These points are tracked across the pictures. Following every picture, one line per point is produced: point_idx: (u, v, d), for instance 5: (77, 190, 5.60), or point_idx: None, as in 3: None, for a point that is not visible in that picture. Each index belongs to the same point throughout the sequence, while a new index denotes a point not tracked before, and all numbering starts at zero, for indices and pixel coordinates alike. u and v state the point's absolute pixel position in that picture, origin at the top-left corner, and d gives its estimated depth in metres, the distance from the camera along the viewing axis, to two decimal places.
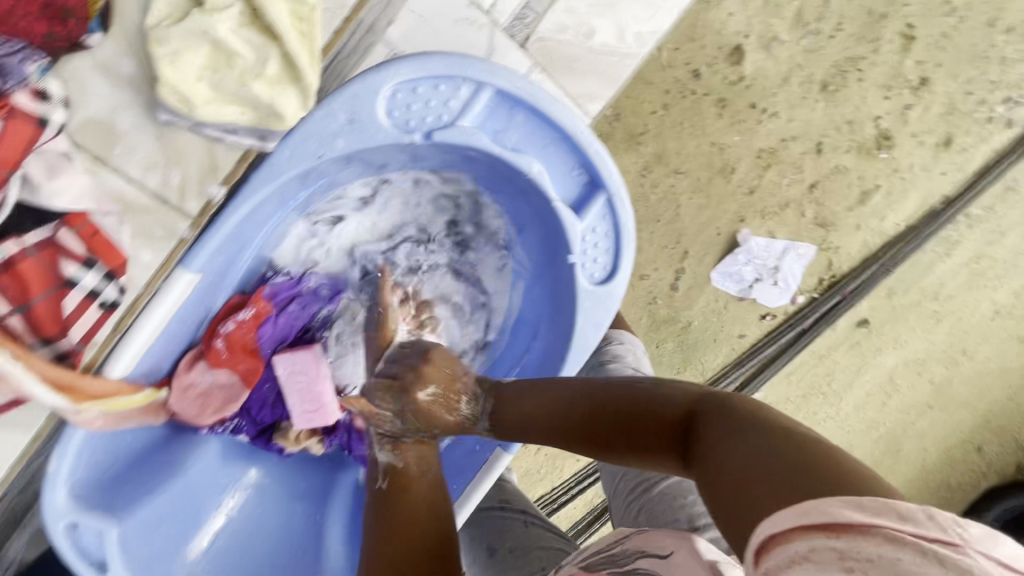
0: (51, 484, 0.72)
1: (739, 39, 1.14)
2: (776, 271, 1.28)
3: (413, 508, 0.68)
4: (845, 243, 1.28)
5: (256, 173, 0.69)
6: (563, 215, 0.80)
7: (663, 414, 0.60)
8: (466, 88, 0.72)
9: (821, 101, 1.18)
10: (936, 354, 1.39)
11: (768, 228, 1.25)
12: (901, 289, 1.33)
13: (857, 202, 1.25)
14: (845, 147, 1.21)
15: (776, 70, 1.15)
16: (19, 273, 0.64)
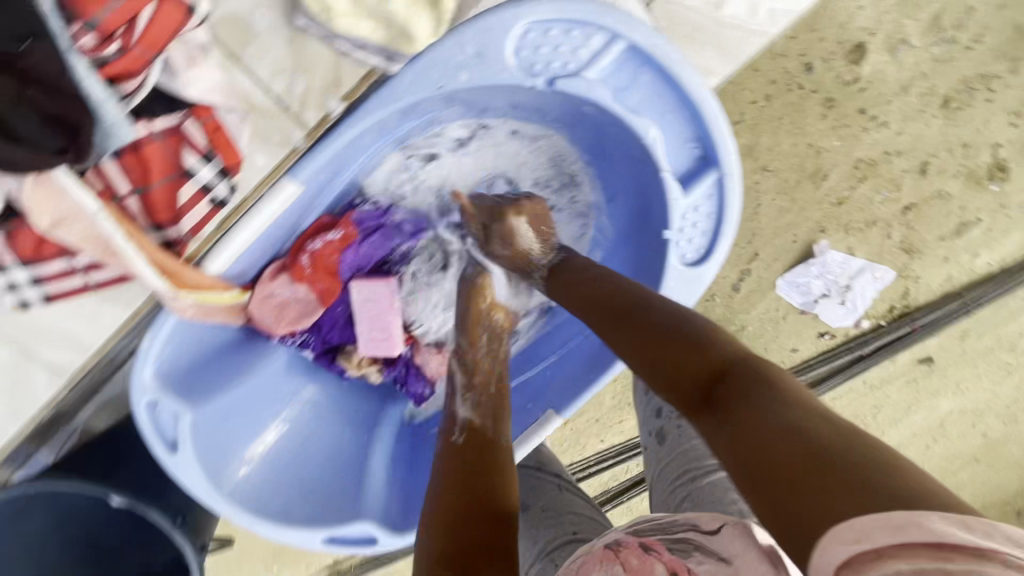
0: (142, 361, 0.77)
1: (864, 37, 1.08)
2: (846, 289, 1.20)
3: (485, 461, 0.66)
4: (927, 275, 1.20)
5: (376, 95, 0.69)
6: (669, 187, 0.78)
7: (692, 351, 0.54)
8: (599, 37, 0.69)
9: (938, 118, 1.11)
10: (998, 409, 1.33)
11: (849, 244, 1.17)
12: (976, 332, 1.26)
13: (953, 233, 1.17)
14: (954, 171, 1.14)
15: (896, 76, 1.09)
16: (144, 156, 0.66)
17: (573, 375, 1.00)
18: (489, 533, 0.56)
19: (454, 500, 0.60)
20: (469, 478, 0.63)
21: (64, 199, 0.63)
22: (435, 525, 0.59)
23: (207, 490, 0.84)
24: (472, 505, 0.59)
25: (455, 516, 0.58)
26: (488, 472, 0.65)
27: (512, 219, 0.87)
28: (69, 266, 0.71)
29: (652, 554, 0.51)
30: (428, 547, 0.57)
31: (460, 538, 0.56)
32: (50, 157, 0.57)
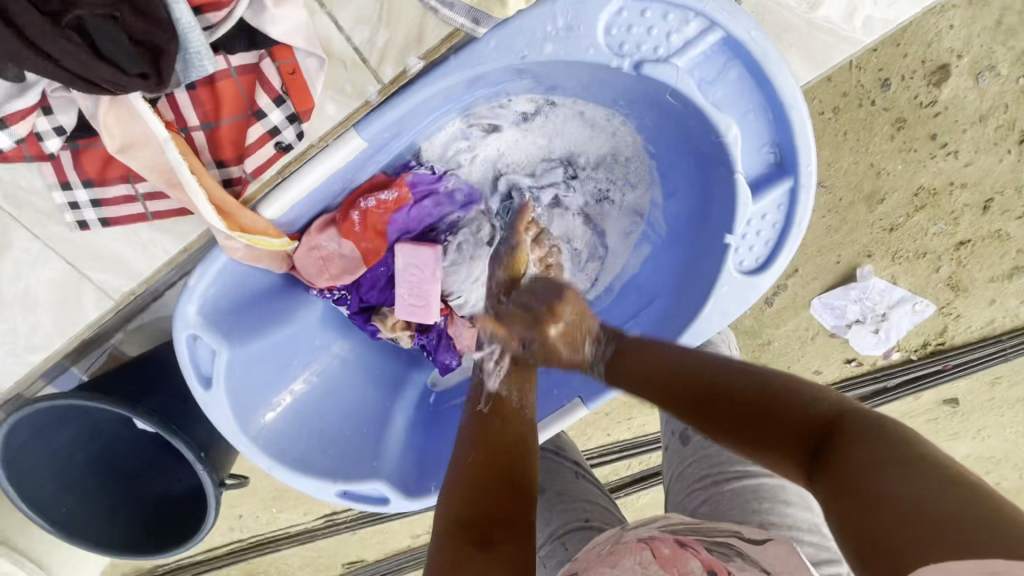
0: (188, 294, 0.78)
1: (950, 59, 0.95)
2: (881, 319, 1.16)
3: (511, 436, 0.65)
4: (969, 314, 1.15)
5: (455, 58, 0.69)
6: (741, 190, 0.74)
7: (787, 407, 0.49)
8: (696, 24, 0.66)
9: (1013, 153, 1.00)
10: (1017, 461, 1.34)
11: (892, 272, 1.11)
12: (1009, 380, 1.23)
13: (1004, 276, 1.10)
14: (1017, 213, 1.04)
15: (975, 106, 0.97)
16: (218, 92, 0.66)
17: None
18: (510, 509, 0.55)
19: (478, 470, 0.59)
20: (493, 450, 0.62)
21: (135, 124, 0.64)
22: (456, 493, 0.58)
23: (233, 428, 0.85)
24: (495, 475, 0.58)
25: (478, 487, 0.57)
26: (513, 447, 0.63)
27: (547, 329, 0.75)
28: (131, 192, 0.72)
29: (687, 549, 0.49)
30: (446, 512, 0.56)
31: (483, 509, 0.55)
32: (130, 79, 0.57)
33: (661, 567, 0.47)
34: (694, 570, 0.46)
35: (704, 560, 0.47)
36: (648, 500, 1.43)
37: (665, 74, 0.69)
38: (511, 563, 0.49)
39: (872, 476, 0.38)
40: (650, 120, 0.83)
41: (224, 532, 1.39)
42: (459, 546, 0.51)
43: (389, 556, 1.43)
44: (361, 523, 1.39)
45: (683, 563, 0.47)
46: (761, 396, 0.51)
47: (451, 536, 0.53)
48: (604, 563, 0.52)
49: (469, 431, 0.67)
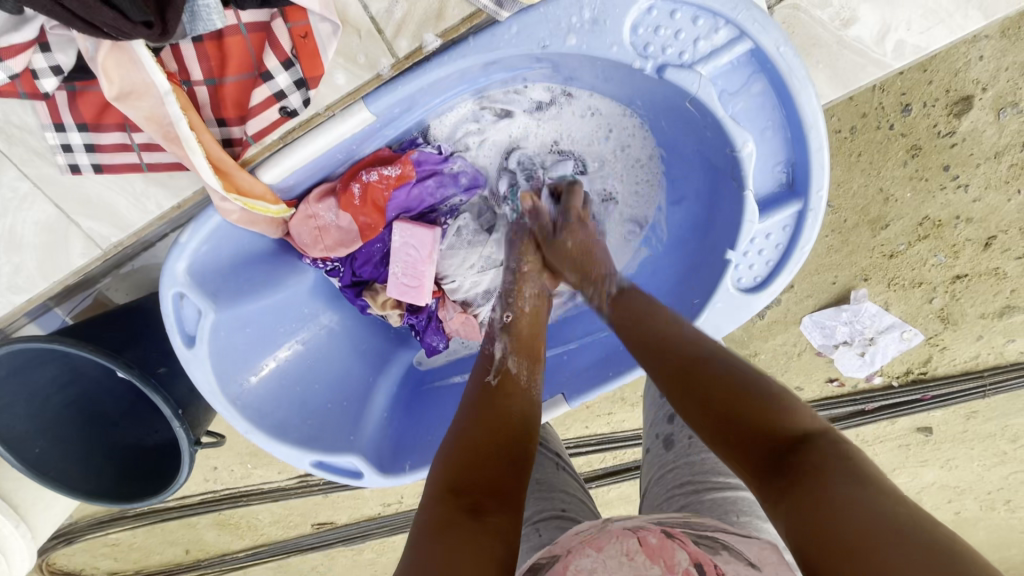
0: (178, 252, 0.77)
1: (974, 90, 0.93)
2: (869, 342, 1.16)
3: (513, 415, 0.65)
4: (955, 347, 1.15)
5: (474, 39, 0.66)
6: (749, 207, 0.73)
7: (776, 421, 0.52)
8: (724, 33, 0.64)
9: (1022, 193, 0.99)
10: (979, 493, 1.36)
11: (885, 299, 1.11)
12: (984, 417, 1.24)
13: (995, 313, 1.11)
14: (1017, 252, 1.04)
15: (993, 141, 0.96)
16: (224, 48, 0.64)
17: (587, 368, 0.97)
18: (499, 480, 0.56)
19: (477, 441, 0.60)
20: (496, 422, 0.63)
21: (136, 72, 0.62)
22: (449, 460, 0.58)
23: (214, 387, 0.84)
24: (491, 453, 0.59)
25: (471, 456, 0.58)
26: (513, 427, 0.63)
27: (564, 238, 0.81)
28: (127, 140, 0.70)
29: (675, 541, 0.50)
30: (439, 472, 0.57)
31: (475, 481, 0.55)
32: (133, 26, 0.54)
33: (649, 558, 0.48)
34: (681, 563, 0.46)
35: (692, 553, 0.47)
36: (618, 493, 1.45)
37: (687, 80, 0.66)
38: (500, 541, 0.50)
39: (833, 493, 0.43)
40: (664, 124, 0.81)
41: (199, 482, 1.40)
42: (449, 511, 0.52)
43: (358, 521, 1.45)
44: (333, 487, 1.39)
45: (670, 555, 0.47)
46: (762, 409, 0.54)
47: (439, 499, 0.54)
48: (589, 548, 0.52)
49: (474, 401, 0.67)
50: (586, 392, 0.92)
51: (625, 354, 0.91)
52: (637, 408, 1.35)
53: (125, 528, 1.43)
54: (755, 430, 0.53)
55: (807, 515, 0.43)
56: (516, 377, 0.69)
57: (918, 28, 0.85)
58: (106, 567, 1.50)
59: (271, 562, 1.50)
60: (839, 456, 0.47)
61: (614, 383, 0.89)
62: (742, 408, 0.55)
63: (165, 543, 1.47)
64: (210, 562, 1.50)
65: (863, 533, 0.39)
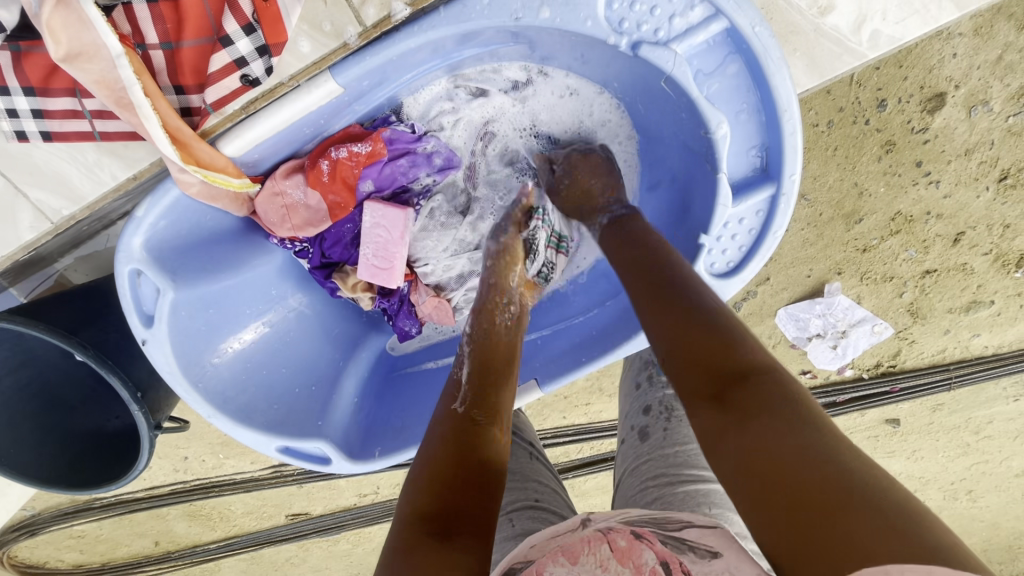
0: (133, 226, 0.73)
1: (947, 87, 0.94)
2: (841, 335, 1.18)
3: (484, 442, 0.62)
4: (923, 341, 1.18)
5: (446, 8, 0.63)
6: (722, 190, 0.72)
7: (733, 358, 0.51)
8: (700, 10, 0.62)
9: (991, 191, 1.01)
10: (943, 483, 1.40)
11: (858, 292, 1.13)
12: (950, 409, 1.27)
13: (962, 308, 1.13)
14: (984, 249, 1.06)
15: (964, 139, 0.97)
16: (182, 10, 0.61)
17: (561, 354, 0.95)
18: (469, 500, 0.54)
19: (447, 465, 0.58)
20: (466, 451, 0.60)
21: (86, 32, 0.58)
22: (423, 476, 0.57)
23: (173, 371, 0.82)
24: (462, 483, 0.56)
25: (442, 485, 0.55)
26: (484, 452, 0.60)
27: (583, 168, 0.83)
28: (77, 107, 0.66)
29: (643, 541, 0.50)
30: (412, 487, 0.56)
31: (445, 502, 0.54)
32: None
33: (620, 562, 0.48)
34: (649, 563, 0.47)
35: (659, 552, 0.48)
36: (595, 484, 1.46)
37: (661, 58, 0.64)
38: (468, 555, 0.48)
39: (775, 437, 0.43)
40: (641, 106, 0.80)
41: (167, 473, 1.36)
42: (416, 533, 0.51)
43: (332, 512, 1.43)
44: (308, 478, 1.37)
45: (638, 556, 0.48)
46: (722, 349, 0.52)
47: (412, 519, 0.52)
48: (562, 555, 0.51)
49: (443, 429, 0.64)
50: (558, 377, 0.91)
51: (602, 338, 0.91)
52: (615, 399, 1.34)
53: (90, 519, 1.38)
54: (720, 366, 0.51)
55: (755, 448, 0.44)
56: (480, 411, 0.66)
57: (893, 18, 0.87)
58: (70, 560, 1.45)
59: (242, 553, 1.47)
60: (782, 395, 0.46)
61: (587, 368, 0.88)
62: (711, 351, 0.52)
63: (133, 535, 1.43)
64: (180, 553, 1.47)
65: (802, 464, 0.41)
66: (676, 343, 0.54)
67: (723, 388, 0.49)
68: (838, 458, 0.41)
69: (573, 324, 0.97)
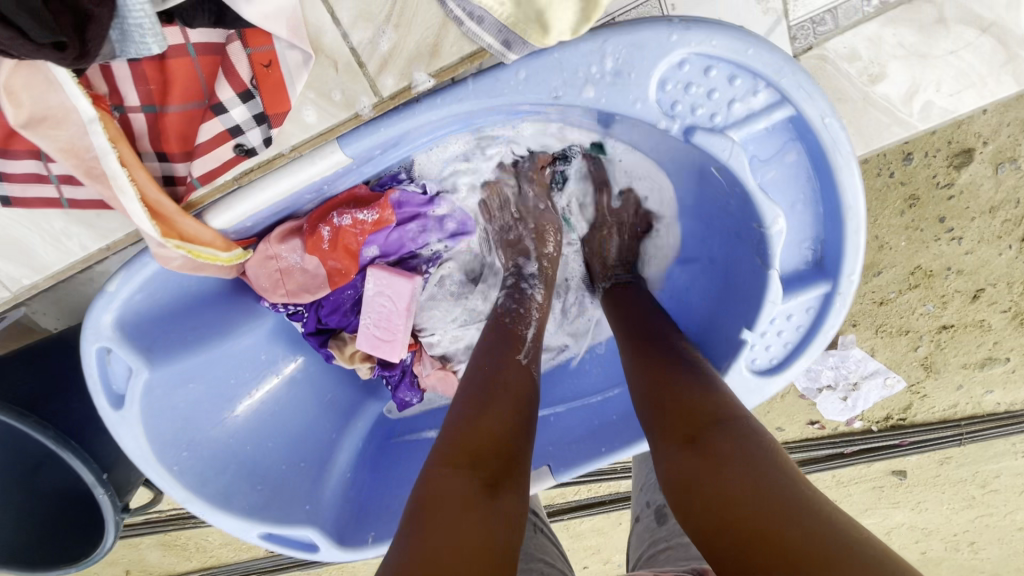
0: (104, 301, 0.65)
1: (976, 143, 0.87)
2: (852, 387, 1.09)
3: (512, 384, 0.60)
4: (935, 396, 1.11)
5: (475, 81, 0.55)
6: (774, 288, 0.64)
7: (717, 407, 0.54)
8: (763, 96, 0.54)
9: (1012, 249, 0.94)
10: (945, 534, 1.33)
11: (872, 344, 1.06)
12: (958, 462, 1.20)
13: (976, 364, 1.07)
14: (1003, 306, 1.00)
15: (989, 196, 0.91)
16: (168, 71, 0.52)
17: (575, 436, 0.87)
18: (504, 448, 0.52)
19: (506, 411, 0.56)
20: (494, 394, 0.58)
21: (52, 95, 0.50)
22: (467, 412, 0.55)
23: (145, 454, 0.73)
24: (493, 420, 0.55)
25: (468, 420, 0.54)
26: (517, 396, 0.59)
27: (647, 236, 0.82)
28: (42, 170, 0.57)
29: None
30: (449, 431, 0.54)
31: (475, 436, 0.52)
32: (38, 49, 0.41)
33: None
34: None
35: None
36: (590, 525, 1.37)
37: (717, 146, 0.56)
38: (499, 522, 0.46)
39: (760, 480, 0.46)
40: (685, 182, 0.72)
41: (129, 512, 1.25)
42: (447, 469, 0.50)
43: None
44: None
45: None
46: (707, 399, 0.55)
47: (445, 464, 0.50)
48: None
49: (481, 368, 0.62)
50: (576, 466, 0.83)
51: (623, 426, 0.82)
52: None
53: None
54: (701, 411, 0.54)
55: (730, 497, 0.46)
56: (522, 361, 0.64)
57: (948, 90, 0.80)
58: None
59: None
60: (757, 446, 0.49)
61: (609, 461, 0.79)
62: (696, 401, 0.55)
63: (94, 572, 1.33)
64: None
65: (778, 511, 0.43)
66: (660, 392, 0.58)
67: (698, 432, 0.52)
68: (812, 505, 0.43)
69: (591, 403, 0.88)
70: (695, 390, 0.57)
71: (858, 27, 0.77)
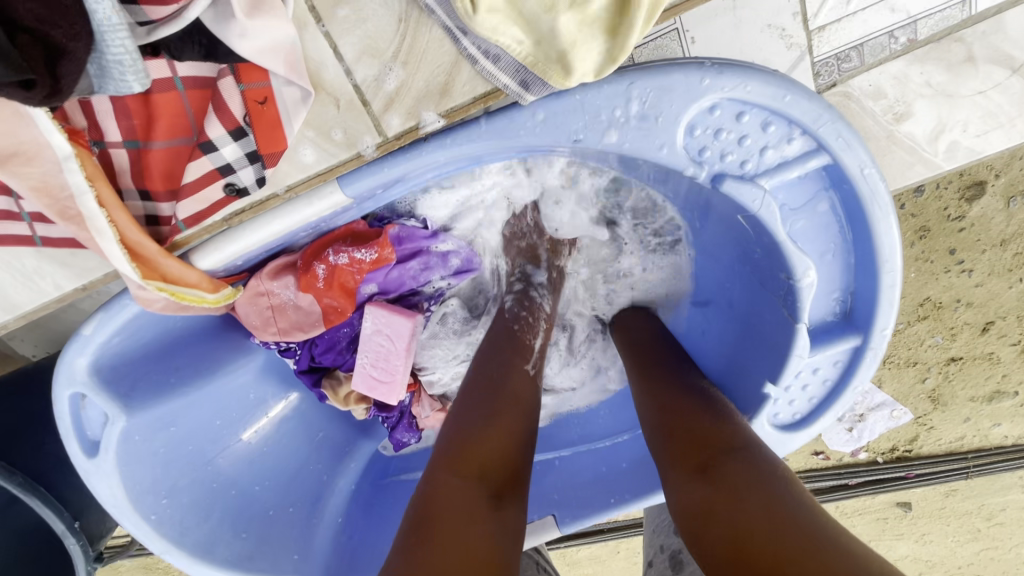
0: (80, 344, 0.61)
1: (986, 175, 0.85)
2: (858, 418, 0.98)
3: (518, 392, 0.57)
4: (941, 427, 1.07)
5: (488, 121, 0.51)
6: (803, 342, 0.59)
7: (730, 429, 0.51)
8: (798, 143, 0.51)
9: (1022, 282, 0.91)
10: (949, 566, 1.27)
11: (879, 375, 1.03)
12: (963, 493, 1.16)
13: (984, 397, 1.03)
14: (1012, 339, 0.96)
15: (1000, 229, 0.88)
16: (152, 106, 0.47)
17: (580, 482, 0.82)
18: (503, 455, 0.49)
19: (510, 419, 0.53)
20: (497, 401, 0.54)
21: (22, 130, 0.45)
22: (473, 418, 0.52)
23: (121, 505, 0.67)
24: (495, 426, 0.52)
25: (466, 425, 0.51)
26: (520, 407, 0.55)
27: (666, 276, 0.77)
28: (13, 207, 0.52)
29: None
30: (447, 437, 0.51)
31: (475, 442, 0.49)
32: (2, 88, 0.36)
33: None
34: None
35: None
36: (588, 553, 1.31)
37: (747, 195, 0.52)
38: (496, 529, 0.43)
39: (776, 504, 0.42)
40: (703, 226, 0.69)
41: None
42: (443, 475, 0.47)
43: None
44: None
45: None
46: (719, 422, 0.52)
47: (451, 471, 0.47)
48: None
49: (484, 375, 0.58)
50: (581, 519, 0.78)
51: (631, 476, 0.78)
52: None
53: None
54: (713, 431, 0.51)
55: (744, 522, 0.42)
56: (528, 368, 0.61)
57: (975, 131, 0.77)
58: None
59: None
60: (773, 471, 0.45)
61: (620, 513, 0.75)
62: (708, 422, 0.52)
63: None
64: None
65: (796, 539, 0.39)
66: (670, 415, 0.55)
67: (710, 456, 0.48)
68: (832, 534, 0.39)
69: (599, 449, 0.83)
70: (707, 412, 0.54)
71: (885, 66, 0.73)
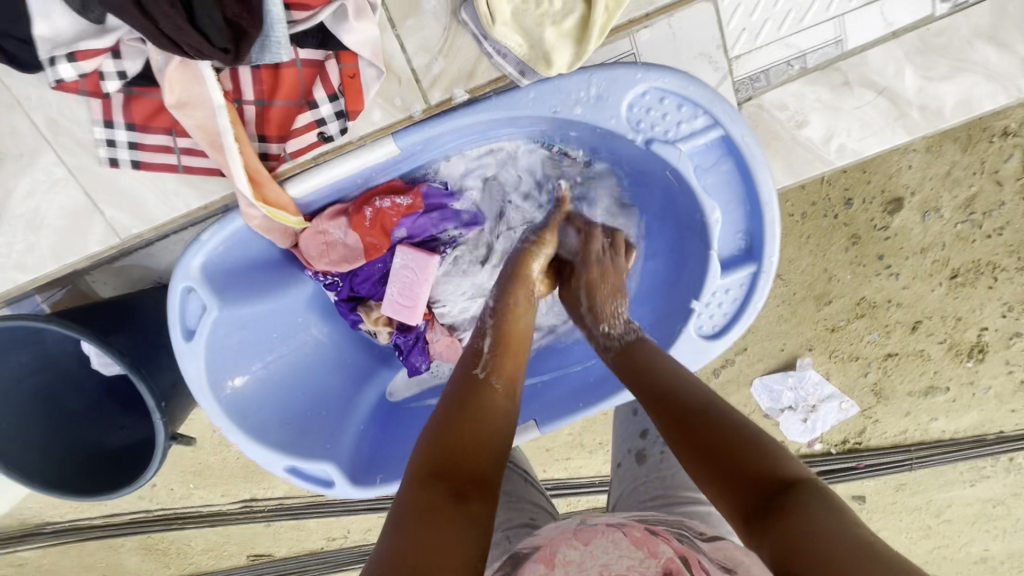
0: (196, 248, 0.84)
1: (904, 193, 1.05)
2: (811, 409, 1.22)
3: (484, 411, 0.65)
4: (886, 421, 1.23)
5: (498, 97, 0.77)
6: (713, 265, 0.84)
7: (738, 453, 0.58)
8: (701, 120, 0.77)
9: (942, 287, 1.10)
10: None
11: (828, 369, 1.19)
12: (910, 489, 1.29)
13: (920, 392, 1.19)
14: (939, 337, 1.14)
15: (919, 238, 1.07)
16: (279, 76, 0.73)
17: (562, 398, 1.04)
18: (481, 466, 0.60)
19: (485, 444, 0.62)
20: (471, 420, 0.64)
21: (197, 88, 0.70)
22: (447, 435, 0.62)
23: (203, 383, 0.88)
24: (472, 449, 0.61)
25: (456, 445, 0.61)
26: (498, 428, 0.65)
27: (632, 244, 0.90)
28: (170, 143, 0.77)
29: (658, 536, 0.53)
30: (426, 451, 0.61)
31: (454, 462, 0.59)
32: (212, 50, 0.63)
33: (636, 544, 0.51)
34: (664, 551, 0.50)
35: (676, 547, 0.51)
36: None
37: (670, 154, 0.79)
38: (472, 529, 0.53)
39: (808, 526, 0.49)
40: (652, 194, 0.92)
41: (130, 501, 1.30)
42: (432, 495, 0.55)
43: (296, 557, 1.35)
44: (276, 515, 1.31)
45: (654, 544, 0.51)
46: (727, 443, 0.59)
47: (418, 481, 0.57)
48: (575, 539, 0.54)
49: (463, 391, 0.67)
50: (558, 420, 1.00)
51: (599, 387, 1.01)
52: (594, 455, 1.37)
53: (41, 544, 1.31)
54: (729, 452, 0.58)
55: (792, 536, 0.49)
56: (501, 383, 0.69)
57: (856, 136, 0.99)
58: None
59: None
60: (818, 501, 0.52)
61: (588, 412, 0.97)
62: (721, 440, 0.59)
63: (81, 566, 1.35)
64: None
65: (836, 547, 0.47)
66: (688, 430, 0.62)
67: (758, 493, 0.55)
68: (864, 538, 0.47)
69: (573, 372, 1.06)
70: (717, 432, 0.60)
71: (786, 85, 0.97)
